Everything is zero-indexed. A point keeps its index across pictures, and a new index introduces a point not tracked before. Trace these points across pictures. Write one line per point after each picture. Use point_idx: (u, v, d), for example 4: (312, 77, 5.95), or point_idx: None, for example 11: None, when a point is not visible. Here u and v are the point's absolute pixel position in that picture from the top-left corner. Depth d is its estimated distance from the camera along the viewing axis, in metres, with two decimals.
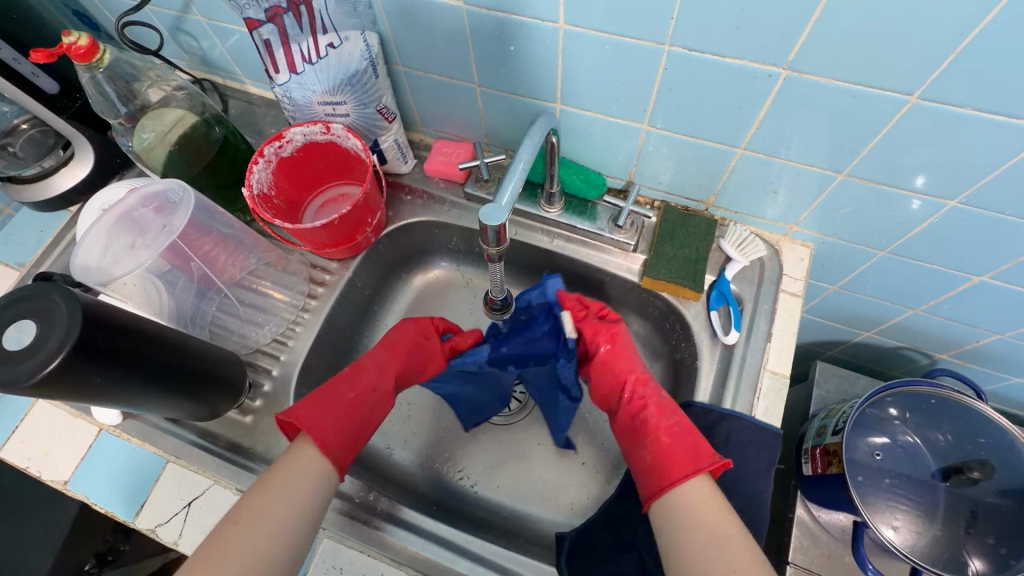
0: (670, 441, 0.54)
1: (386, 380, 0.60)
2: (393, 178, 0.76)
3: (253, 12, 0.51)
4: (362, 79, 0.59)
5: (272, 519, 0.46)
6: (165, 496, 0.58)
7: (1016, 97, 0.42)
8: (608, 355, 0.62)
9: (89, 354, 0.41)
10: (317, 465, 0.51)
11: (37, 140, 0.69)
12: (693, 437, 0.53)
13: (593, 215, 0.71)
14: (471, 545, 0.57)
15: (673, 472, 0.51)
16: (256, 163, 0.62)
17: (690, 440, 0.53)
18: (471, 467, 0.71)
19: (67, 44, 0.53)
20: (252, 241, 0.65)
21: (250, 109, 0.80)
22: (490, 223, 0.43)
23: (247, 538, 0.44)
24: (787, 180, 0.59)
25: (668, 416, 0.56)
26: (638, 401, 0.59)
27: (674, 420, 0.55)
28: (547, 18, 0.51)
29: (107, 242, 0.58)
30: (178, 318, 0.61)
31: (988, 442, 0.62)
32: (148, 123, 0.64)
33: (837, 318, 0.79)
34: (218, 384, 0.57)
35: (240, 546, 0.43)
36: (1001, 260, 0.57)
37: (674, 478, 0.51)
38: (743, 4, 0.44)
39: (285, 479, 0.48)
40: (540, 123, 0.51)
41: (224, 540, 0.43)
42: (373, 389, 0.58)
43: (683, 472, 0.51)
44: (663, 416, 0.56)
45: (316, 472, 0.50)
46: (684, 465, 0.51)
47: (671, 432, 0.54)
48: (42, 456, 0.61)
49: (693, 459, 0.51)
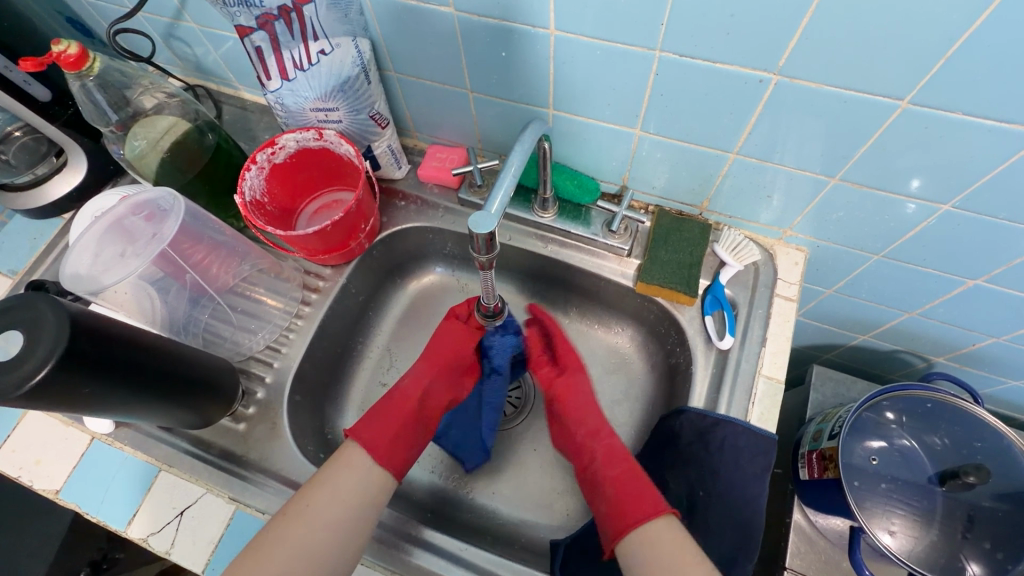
0: (616, 490, 0.56)
1: (417, 382, 0.65)
2: (387, 183, 0.76)
3: (244, 19, 0.51)
4: (354, 85, 0.59)
5: (316, 515, 0.51)
6: (157, 505, 0.58)
7: (1007, 101, 0.42)
8: (564, 406, 0.66)
9: (79, 364, 0.41)
10: (360, 460, 0.56)
11: (30, 147, 0.68)
12: (641, 484, 0.55)
13: (587, 219, 0.70)
14: (465, 553, 0.57)
15: (628, 518, 0.53)
16: (249, 170, 0.62)
17: (638, 487, 0.55)
18: (466, 473, 0.71)
19: (57, 53, 0.53)
20: (246, 248, 0.65)
21: (244, 115, 0.80)
22: (480, 231, 0.43)
23: (294, 531, 0.50)
24: (780, 185, 0.59)
25: (613, 465, 0.58)
26: (586, 452, 0.61)
27: (621, 468, 0.57)
28: (538, 24, 0.51)
29: (97, 251, 0.58)
30: (170, 326, 0.61)
31: (984, 446, 0.62)
32: (140, 131, 0.64)
33: (834, 322, 0.79)
34: (208, 393, 0.56)
35: (287, 535, 0.50)
36: (995, 263, 0.57)
37: (631, 524, 0.52)
38: (733, 10, 0.44)
39: (330, 476, 0.54)
40: (532, 129, 0.50)
41: (275, 529, 0.50)
42: (408, 391, 0.64)
43: (638, 517, 0.52)
44: (608, 465, 0.58)
45: (358, 467, 0.55)
46: (637, 511, 0.53)
47: (620, 482, 0.56)
48: (33, 465, 0.60)
49: (643, 506, 0.53)
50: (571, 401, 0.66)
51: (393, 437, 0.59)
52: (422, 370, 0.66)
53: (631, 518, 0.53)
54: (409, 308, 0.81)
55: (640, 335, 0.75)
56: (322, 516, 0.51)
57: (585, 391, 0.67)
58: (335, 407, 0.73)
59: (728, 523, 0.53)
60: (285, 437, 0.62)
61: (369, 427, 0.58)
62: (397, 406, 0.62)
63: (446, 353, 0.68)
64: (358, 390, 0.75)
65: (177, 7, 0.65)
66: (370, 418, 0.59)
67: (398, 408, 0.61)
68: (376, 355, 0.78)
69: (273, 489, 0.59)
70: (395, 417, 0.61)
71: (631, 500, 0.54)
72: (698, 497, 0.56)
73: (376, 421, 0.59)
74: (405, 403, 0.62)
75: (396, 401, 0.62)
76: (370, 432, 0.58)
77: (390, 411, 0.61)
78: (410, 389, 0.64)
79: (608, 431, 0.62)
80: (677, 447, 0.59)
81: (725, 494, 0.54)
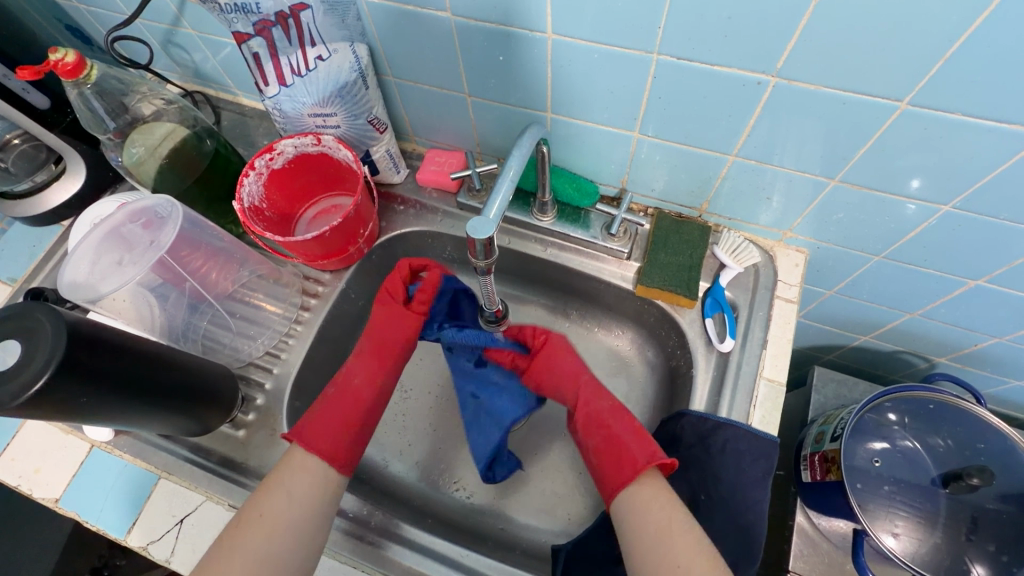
0: (600, 456, 0.56)
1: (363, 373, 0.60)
2: (386, 188, 0.75)
3: (242, 25, 0.51)
4: (352, 90, 0.59)
5: (272, 523, 0.48)
6: (156, 513, 0.58)
7: (1008, 101, 0.42)
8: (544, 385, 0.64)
9: (76, 373, 0.41)
10: (312, 462, 0.53)
11: (28, 154, 0.67)
12: (636, 439, 0.55)
13: (586, 223, 0.70)
14: (466, 559, 0.57)
15: (617, 479, 0.53)
16: (247, 176, 0.62)
17: (619, 451, 0.54)
18: (468, 478, 0.70)
19: (54, 61, 0.53)
20: (244, 254, 0.65)
21: (243, 120, 0.80)
22: (478, 236, 0.43)
23: (253, 542, 0.47)
24: (780, 187, 0.59)
25: (592, 433, 0.58)
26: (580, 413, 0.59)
27: (600, 435, 0.57)
28: (536, 28, 0.51)
29: (95, 258, 0.58)
30: (169, 334, 0.61)
31: (987, 447, 0.61)
32: (137, 138, 0.64)
33: (835, 323, 0.79)
34: (207, 399, 0.56)
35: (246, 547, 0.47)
36: (997, 263, 0.57)
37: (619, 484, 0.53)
38: (731, 12, 0.44)
39: (286, 481, 0.51)
40: (529, 134, 0.50)
41: (230, 545, 0.47)
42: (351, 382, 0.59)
43: (624, 477, 0.53)
44: (589, 433, 0.58)
45: (314, 470, 0.53)
46: (620, 477, 0.53)
47: (600, 449, 0.56)
48: (33, 474, 0.60)
49: (631, 464, 0.53)
50: (547, 375, 0.64)
51: (346, 437, 0.56)
52: (367, 366, 0.61)
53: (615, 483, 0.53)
54: None
55: (641, 338, 0.74)
56: (281, 522, 0.49)
57: (562, 355, 0.64)
58: None
59: (731, 526, 0.53)
60: (285, 443, 0.62)
61: (310, 423, 0.55)
62: (344, 402, 0.58)
63: (388, 337, 0.63)
64: None
65: (175, 13, 0.65)
66: (310, 419, 0.55)
67: (347, 407, 0.58)
68: None
69: None
70: (341, 411, 0.57)
71: (613, 463, 0.54)
72: (700, 499, 0.56)
73: (322, 417, 0.56)
74: (354, 396, 0.59)
75: (343, 393, 0.58)
76: (317, 431, 0.54)
77: (337, 404, 0.57)
78: (358, 381, 0.60)
79: (590, 393, 0.60)
80: (679, 451, 0.59)
81: (727, 497, 0.54)
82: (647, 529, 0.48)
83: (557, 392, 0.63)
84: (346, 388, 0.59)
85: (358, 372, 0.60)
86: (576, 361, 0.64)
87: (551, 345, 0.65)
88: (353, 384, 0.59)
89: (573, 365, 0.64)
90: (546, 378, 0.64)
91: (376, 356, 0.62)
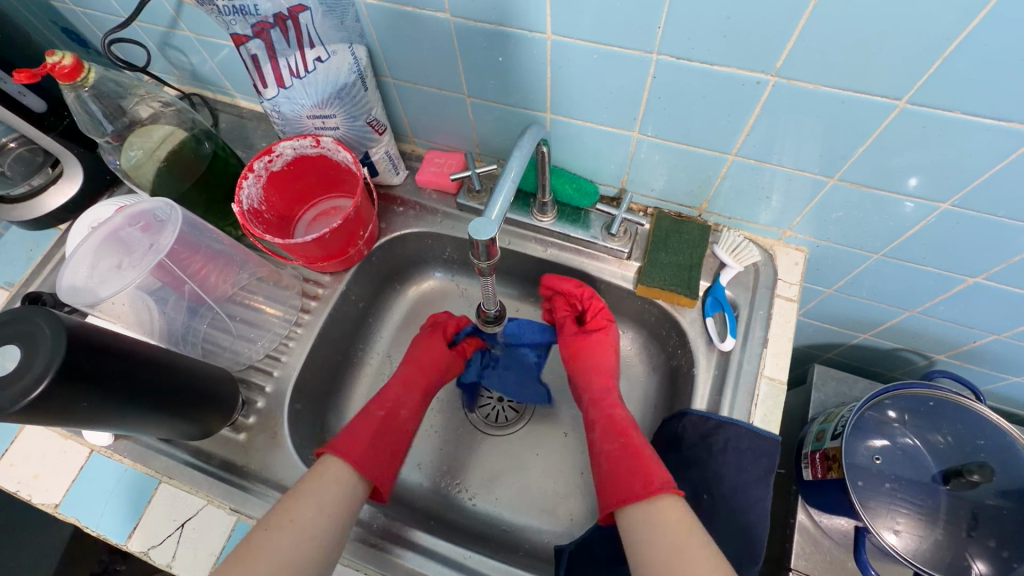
0: (609, 465, 0.57)
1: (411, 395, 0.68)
2: (385, 190, 0.75)
3: (240, 27, 0.51)
4: (351, 92, 0.59)
5: (301, 527, 0.49)
6: (157, 517, 0.58)
7: (1006, 99, 0.42)
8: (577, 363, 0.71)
9: (77, 378, 0.41)
10: (345, 473, 0.55)
11: (25, 158, 0.67)
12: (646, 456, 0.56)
13: (586, 223, 0.70)
14: (470, 560, 0.56)
15: (624, 490, 0.54)
16: (246, 178, 0.62)
17: (632, 461, 0.56)
18: (469, 479, 0.70)
19: (51, 64, 0.53)
20: (244, 256, 0.65)
21: (241, 123, 0.80)
22: (480, 237, 0.43)
23: (281, 544, 0.47)
24: (779, 186, 0.59)
25: (608, 437, 0.60)
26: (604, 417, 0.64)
27: (618, 442, 0.59)
28: (535, 29, 0.51)
29: (94, 262, 0.58)
30: (168, 337, 0.61)
31: (987, 444, 0.62)
32: (136, 141, 0.63)
33: (835, 321, 0.79)
34: (207, 403, 0.56)
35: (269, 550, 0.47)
36: (995, 260, 0.57)
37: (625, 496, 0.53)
38: (729, 12, 0.44)
39: (315, 489, 0.52)
40: (529, 135, 0.51)
41: (254, 545, 0.47)
42: (398, 406, 0.66)
43: (633, 489, 0.53)
44: (607, 437, 0.61)
45: (344, 481, 0.54)
46: (631, 488, 0.53)
47: (616, 454, 0.58)
48: (32, 479, 0.60)
49: (647, 478, 0.53)
50: (583, 360, 0.71)
51: (392, 463, 0.61)
52: (410, 399, 0.67)
53: (622, 494, 0.53)
54: (409, 314, 0.81)
55: (641, 338, 0.75)
56: (310, 526, 0.49)
57: (604, 354, 0.70)
58: (336, 415, 0.72)
59: (733, 525, 0.53)
60: (286, 446, 0.62)
61: (350, 439, 0.58)
62: (392, 427, 0.63)
63: (430, 367, 0.71)
64: (359, 397, 0.75)
65: (173, 15, 0.64)
66: (350, 435, 0.59)
67: (391, 431, 0.63)
68: (376, 362, 0.77)
69: (273, 499, 0.58)
70: (393, 436, 0.62)
71: (621, 475, 0.55)
72: (703, 499, 0.55)
73: (364, 436, 0.60)
74: (400, 424, 0.64)
75: (390, 420, 0.63)
76: (356, 450, 0.57)
77: (387, 431, 0.62)
78: (403, 411, 0.66)
79: (614, 401, 0.65)
80: (680, 451, 0.58)
81: (729, 496, 0.54)
82: (659, 541, 0.48)
83: (582, 374, 0.70)
84: (392, 416, 0.64)
85: (404, 404, 0.66)
86: (611, 361, 0.70)
87: (605, 336, 0.71)
88: (401, 416, 0.65)
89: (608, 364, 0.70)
90: (580, 360, 0.71)
91: (420, 391, 0.69)
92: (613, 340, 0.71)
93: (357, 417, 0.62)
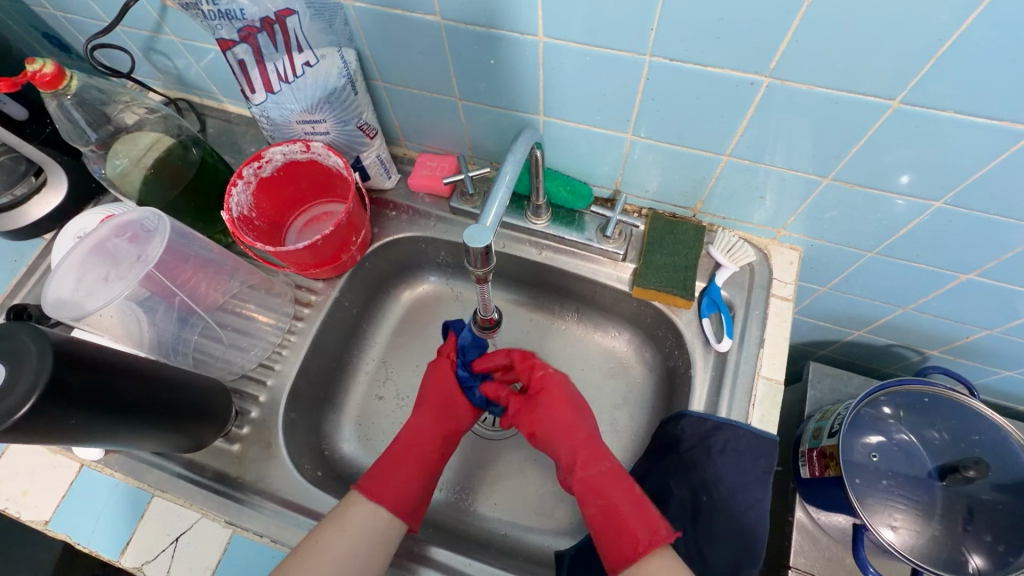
0: (596, 527, 0.54)
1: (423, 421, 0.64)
2: (377, 194, 0.74)
3: (226, 32, 0.50)
4: (341, 97, 0.58)
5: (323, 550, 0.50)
6: (151, 532, 0.57)
7: (994, 99, 0.42)
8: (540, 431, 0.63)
9: (63, 396, 0.40)
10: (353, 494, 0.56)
11: (6, 167, 0.65)
12: (640, 514, 0.53)
13: (581, 225, 0.70)
14: (469, 568, 0.56)
15: (621, 550, 0.51)
16: (235, 185, 0.61)
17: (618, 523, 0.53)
18: (466, 485, 0.70)
19: (31, 72, 0.52)
20: (234, 264, 0.64)
21: (229, 127, 0.78)
22: (476, 245, 0.42)
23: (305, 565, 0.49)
24: (773, 185, 0.59)
25: (589, 501, 0.56)
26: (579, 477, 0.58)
27: (597, 505, 0.55)
28: (527, 31, 0.51)
29: (80, 275, 0.57)
30: (159, 348, 0.59)
31: (981, 439, 0.63)
32: (121, 149, 0.62)
33: (829, 319, 0.79)
34: (201, 415, 0.55)
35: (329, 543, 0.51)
36: (988, 257, 0.57)
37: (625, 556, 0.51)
38: (722, 13, 0.43)
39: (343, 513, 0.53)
40: (523, 138, 0.50)
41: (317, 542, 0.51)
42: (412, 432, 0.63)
43: (628, 550, 0.51)
44: (586, 501, 0.56)
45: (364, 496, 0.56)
46: (620, 555, 0.51)
47: (597, 520, 0.54)
48: (21, 495, 0.59)
49: (643, 533, 0.51)
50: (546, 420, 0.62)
51: (398, 485, 0.57)
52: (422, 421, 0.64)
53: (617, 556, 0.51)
54: (404, 319, 0.80)
55: (637, 339, 0.74)
56: (328, 549, 0.50)
57: (560, 407, 0.63)
58: (332, 423, 0.72)
59: (732, 527, 0.53)
60: (282, 456, 0.61)
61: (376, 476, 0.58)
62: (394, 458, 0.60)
63: (433, 389, 0.66)
64: (354, 404, 0.74)
65: (156, 20, 0.63)
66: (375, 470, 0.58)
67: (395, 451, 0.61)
68: (371, 368, 0.76)
69: (270, 511, 0.57)
70: (405, 463, 0.60)
71: (608, 543, 0.52)
72: (702, 501, 0.55)
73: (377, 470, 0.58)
74: (416, 453, 0.61)
75: (397, 446, 0.61)
76: (371, 479, 0.57)
77: (393, 456, 0.60)
78: (422, 437, 0.63)
79: (588, 456, 0.59)
80: (679, 453, 0.58)
81: (728, 498, 0.53)
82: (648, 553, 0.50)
83: (550, 441, 0.62)
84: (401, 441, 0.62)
85: (413, 424, 0.64)
86: (570, 418, 0.62)
87: (550, 394, 0.64)
88: (405, 436, 0.63)
89: (569, 420, 0.62)
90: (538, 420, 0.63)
91: (431, 411, 0.65)
92: (566, 389, 0.65)
93: (376, 462, 0.60)
